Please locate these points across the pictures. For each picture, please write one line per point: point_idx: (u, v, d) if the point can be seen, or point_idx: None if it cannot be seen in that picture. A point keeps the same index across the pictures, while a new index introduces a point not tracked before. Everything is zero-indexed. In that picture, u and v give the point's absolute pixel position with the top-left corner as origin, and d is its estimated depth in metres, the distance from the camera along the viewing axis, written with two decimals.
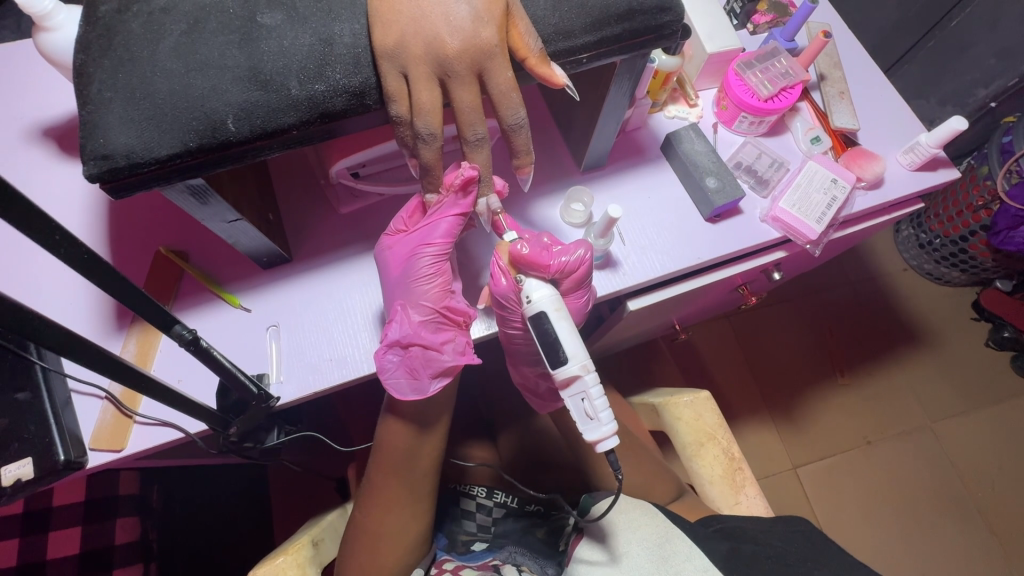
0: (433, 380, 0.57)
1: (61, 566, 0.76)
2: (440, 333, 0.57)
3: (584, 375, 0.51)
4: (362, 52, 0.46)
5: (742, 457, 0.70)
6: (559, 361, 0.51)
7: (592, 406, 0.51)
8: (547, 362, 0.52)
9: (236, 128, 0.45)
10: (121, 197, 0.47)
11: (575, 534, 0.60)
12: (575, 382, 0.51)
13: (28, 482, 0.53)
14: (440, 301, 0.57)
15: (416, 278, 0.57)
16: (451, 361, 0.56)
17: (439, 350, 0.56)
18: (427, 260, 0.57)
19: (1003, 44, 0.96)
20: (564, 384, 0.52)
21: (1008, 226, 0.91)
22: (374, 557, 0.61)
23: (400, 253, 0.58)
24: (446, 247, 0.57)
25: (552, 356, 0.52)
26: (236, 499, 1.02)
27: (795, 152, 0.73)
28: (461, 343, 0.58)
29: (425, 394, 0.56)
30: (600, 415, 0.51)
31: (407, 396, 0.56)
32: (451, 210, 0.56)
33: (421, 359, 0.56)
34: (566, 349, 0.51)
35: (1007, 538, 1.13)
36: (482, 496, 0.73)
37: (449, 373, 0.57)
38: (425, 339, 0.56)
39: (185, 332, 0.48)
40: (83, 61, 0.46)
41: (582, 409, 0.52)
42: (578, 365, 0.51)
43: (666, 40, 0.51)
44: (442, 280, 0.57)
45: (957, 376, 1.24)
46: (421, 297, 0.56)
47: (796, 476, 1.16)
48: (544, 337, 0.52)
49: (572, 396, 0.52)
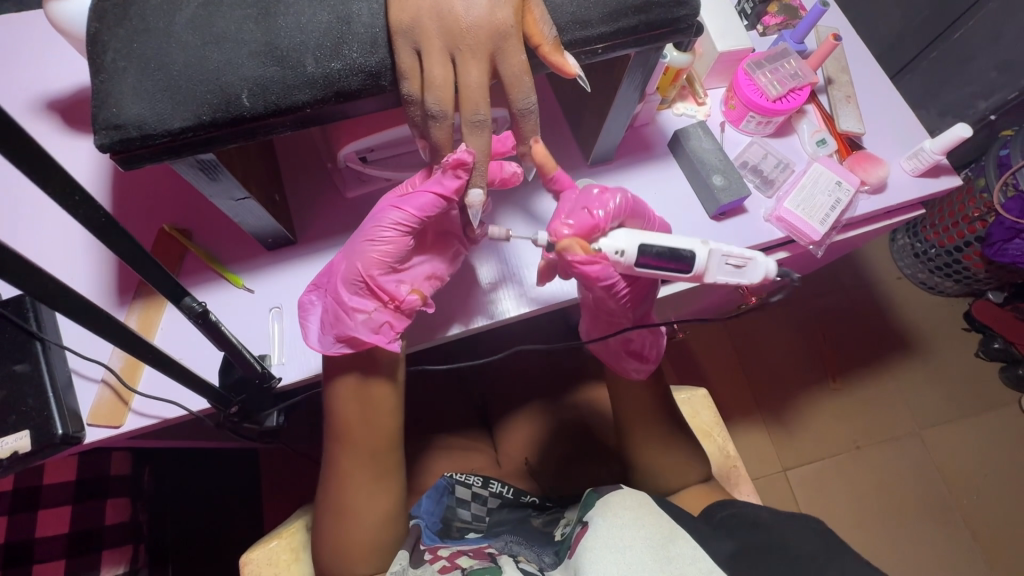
0: (333, 343, 0.56)
1: (50, 544, 0.75)
2: (360, 301, 0.57)
3: (707, 248, 0.57)
4: (379, 32, 0.46)
5: (737, 455, 0.72)
6: (684, 261, 0.56)
7: (738, 257, 0.58)
8: (680, 270, 0.57)
9: (250, 104, 0.45)
10: (131, 169, 0.46)
11: (581, 527, 0.55)
12: (711, 263, 0.57)
13: (24, 454, 0.54)
14: (375, 269, 0.56)
15: (363, 234, 0.56)
16: (352, 329, 0.55)
17: (349, 315, 0.56)
18: (378, 221, 0.55)
19: (1003, 57, 0.98)
20: (703, 269, 0.57)
21: (1002, 238, 0.92)
22: (343, 540, 0.60)
23: (370, 209, 0.58)
24: (411, 219, 0.55)
25: (682, 263, 0.56)
26: (228, 484, 1.01)
27: (800, 154, 0.74)
28: (377, 320, 0.56)
29: (319, 350, 0.57)
30: (745, 254, 0.58)
31: (309, 344, 0.58)
32: (432, 187, 0.54)
33: (331, 315, 0.57)
34: (683, 247, 0.56)
35: (989, 545, 1.15)
36: (477, 486, 0.67)
37: (351, 344, 0.56)
38: (338, 296, 0.56)
39: (194, 305, 0.50)
40: (98, 29, 0.45)
41: (730, 266, 0.58)
42: (698, 249, 0.56)
43: (682, 34, 0.51)
44: (386, 248, 0.56)
45: (947, 384, 1.25)
46: (355, 254, 0.56)
47: (785, 478, 1.17)
48: (659, 264, 0.56)
49: (716, 268, 0.58)
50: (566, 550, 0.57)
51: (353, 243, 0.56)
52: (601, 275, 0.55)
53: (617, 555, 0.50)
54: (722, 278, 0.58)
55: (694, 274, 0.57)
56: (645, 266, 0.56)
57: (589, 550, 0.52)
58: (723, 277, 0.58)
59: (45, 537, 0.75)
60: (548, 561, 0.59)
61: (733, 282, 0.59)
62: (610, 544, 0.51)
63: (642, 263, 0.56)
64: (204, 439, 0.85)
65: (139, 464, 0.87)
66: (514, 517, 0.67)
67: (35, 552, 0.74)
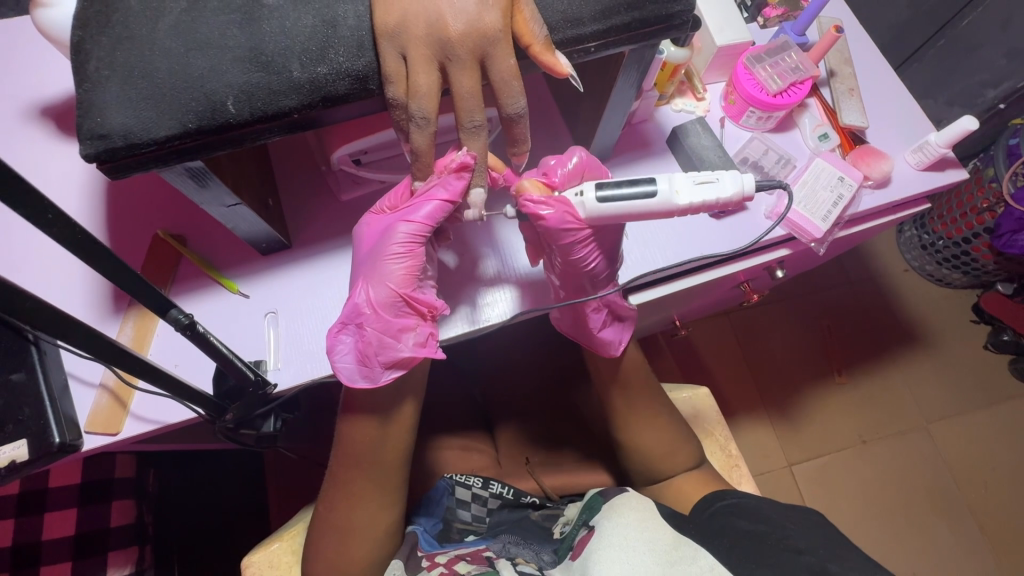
0: (385, 371, 0.55)
1: (56, 547, 0.75)
2: (402, 321, 0.56)
3: (666, 179, 0.51)
4: (365, 35, 0.45)
5: (739, 455, 0.73)
6: (647, 193, 0.51)
7: (703, 175, 0.51)
8: (637, 206, 0.51)
9: (236, 111, 0.44)
10: (118, 178, 0.46)
11: (587, 530, 0.56)
12: (677, 186, 0.51)
13: (22, 463, 0.53)
14: (407, 287, 0.55)
15: (384, 257, 0.55)
16: (405, 352, 0.55)
17: (396, 339, 0.55)
18: (401, 239, 0.54)
19: (1013, 45, 0.95)
20: (670, 195, 0.50)
21: (1011, 229, 0.90)
22: (342, 551, 0.60)
23: (376, 232, 0.57)
24: (425, 230, 0.54)
25: (640, 192, 0.51)
26: (235, 486, 1.02)
27: (802, 149, 0.72)
28: (423, 334, 0.56)
29: (377, 383, 0.55)
30: (716, 173, 0.52)
31: (355, 382, 0.55)
32: (437, 194, 0.53)
33: (375, 345, 0.55)
34: (642, 182, 0.51)
35: (998, 538, 1.14)
36: (477, 486, 0.66)
37: (403, 365, 0.55)
38: (383, 324, 0.55)
39: (181, 316, 0.48)
40: (80, 38, 0.45)
41: (706, 186, 0.51)
42: (660, 178, 0.51)
43: (676, 30, 0.50)
44: (412, 264, 0.55)
45: (956, 377, 1.24)
46: (385, 278, 0.55)
47: (791, 474, 1.16)
48: (624, 198, 0.51)
49: (688, 190, 0.51)
50: (567, 550, 0.58)
51: (379, 268, 0.55)
52: (554, 219, 0.54)
53: (621, 552, 0.51)
54: (698, 198, 0.51)
55: (663, 203, 0.51)
56: (609, 203, 0.51)
57: (594, 552, 0.52)
58: (697, 197, 0.51)
59: (50, 540, 0.75)
60: (546, 559, 0.59)
61: (713, 200, 0.51)
62: (616, 543, 0.52)
63: (606, 201, 0.51)
64: (208, 441, 0.85)
65: (143, 467, 0.87)
66: (513, 518, 0.66)
67: (41, 556, 0.74)
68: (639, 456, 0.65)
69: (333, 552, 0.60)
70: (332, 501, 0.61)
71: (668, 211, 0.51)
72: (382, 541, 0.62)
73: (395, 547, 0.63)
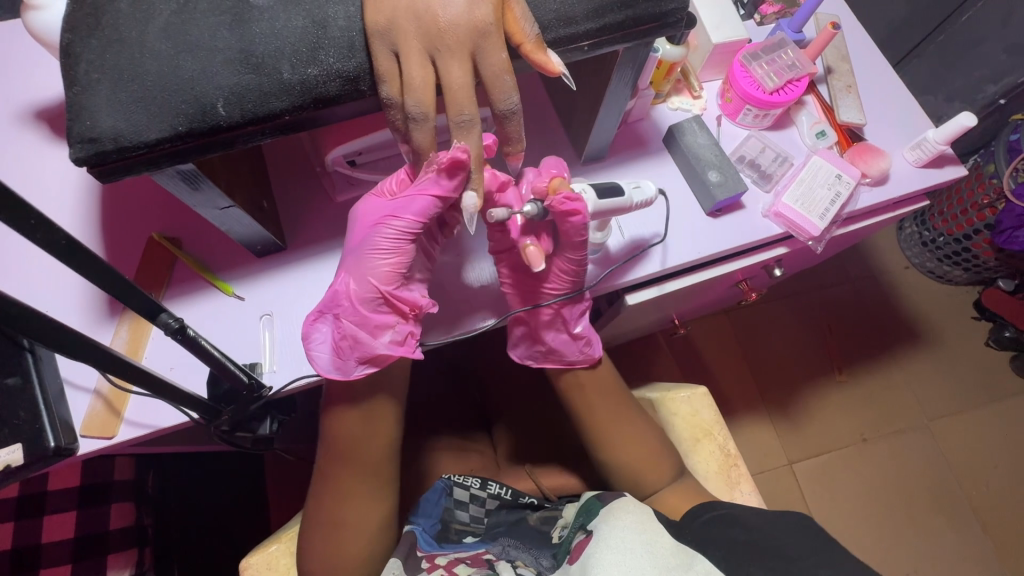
0: (358, 365, 0.55)
1: (55, 550, 0.75)
2: (381, 317, 0.56)
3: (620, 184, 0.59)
4: (357, 35, 0.45)
5: (737, 454, 0.72)
6: (618, 193, 0.58)
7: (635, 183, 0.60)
8: (617, 202, 0.58)
9: (227, 113, 0.44)
10: (110, 181, 0.46)
11: (586, 534, 0.56)
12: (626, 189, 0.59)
13: (16, 469, 0.51)
14: (389, 284, 0.55)
15: (371, 249, 0.55)
16: (380, 350, 0.55)
17: (372, 335, 0.55)
18: (390, 232, 0.54)
19: (1013, 40, 0.95)
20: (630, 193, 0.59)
21: (1012, 225, 0.89)
22: (339, 553, 0.59)
23: (368, 220, 0.56)
24: (416, 226, 0.54)
25: (614, 192, 0.58)
26: (233, 488, 1.02)
27: (799, 146, 0.72)
28: (401, 333, 0.56)
29: (348, 376, 0.56)
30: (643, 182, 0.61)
31: (327, 372, 0.55)
32: (428, 189, 0.53)
33: (350, 338, 0.55)
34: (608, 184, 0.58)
35: (1000, 535, 1.13)
36: (475, 487, 0.65)
37: (377, 362, 0.56)
38: (361, 318, 0.55)
39: (171, 321, 0.48)
40: (70, 40, 0.44)
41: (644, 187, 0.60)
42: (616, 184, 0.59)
43: (670, 28, 0.49)
44: (398, 259, 0.55)
45: (957, 374, 1.23)
46: (369, 272, 0.55)
47: (792, 472, 1.15)
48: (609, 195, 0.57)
49: (637, 192, 0.60)
50: (565, 554, 0.58)
51: (362, 260, 0.55)
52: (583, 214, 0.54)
53: (617, 555, 0.51)
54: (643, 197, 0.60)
55: (627, 200, 0.59)
56: (607, 198, 0.57)
57: (591, 555, 0.52)
58: (643, 196, 0.60)
59: (48, 543, 0.75)
60: (546, 564, 0.59)
61: (653, 198, 0.60)
62: (613, 545, 0.52)
63: (603, 197, 0.56)
64: (206, 443, 0.85)
65: (142, 469, 0.87)
66: (512, 518, 0.65)
67: (40, 558, 0.74)
68: (637, 456, 0.65)
69: (330, 553, 0.59)
70: (330, 503, 0.61)
71: (630, 208, 0.59)
72: (379, 542, 0.62)
73: (391, 546, 0.63)
